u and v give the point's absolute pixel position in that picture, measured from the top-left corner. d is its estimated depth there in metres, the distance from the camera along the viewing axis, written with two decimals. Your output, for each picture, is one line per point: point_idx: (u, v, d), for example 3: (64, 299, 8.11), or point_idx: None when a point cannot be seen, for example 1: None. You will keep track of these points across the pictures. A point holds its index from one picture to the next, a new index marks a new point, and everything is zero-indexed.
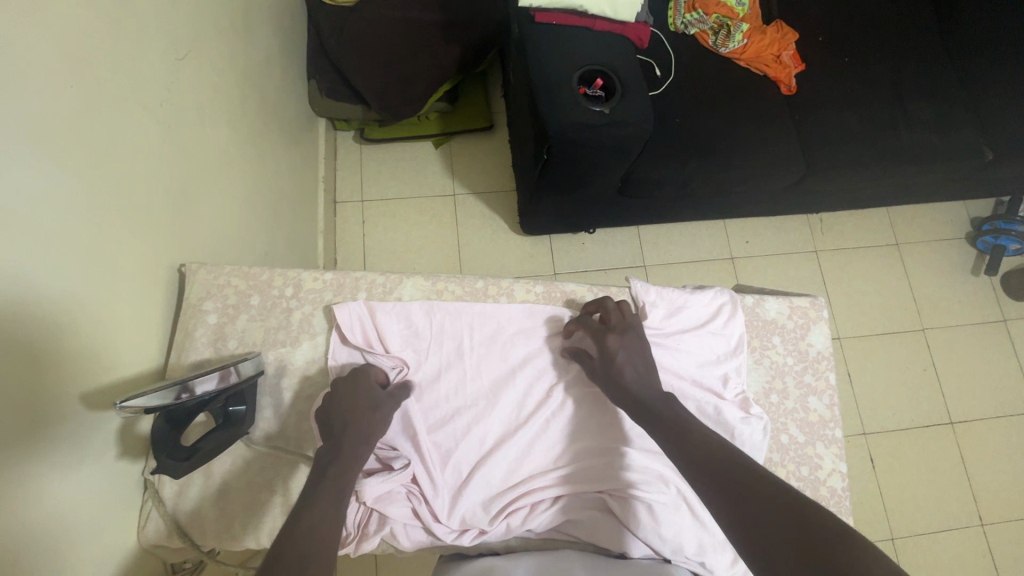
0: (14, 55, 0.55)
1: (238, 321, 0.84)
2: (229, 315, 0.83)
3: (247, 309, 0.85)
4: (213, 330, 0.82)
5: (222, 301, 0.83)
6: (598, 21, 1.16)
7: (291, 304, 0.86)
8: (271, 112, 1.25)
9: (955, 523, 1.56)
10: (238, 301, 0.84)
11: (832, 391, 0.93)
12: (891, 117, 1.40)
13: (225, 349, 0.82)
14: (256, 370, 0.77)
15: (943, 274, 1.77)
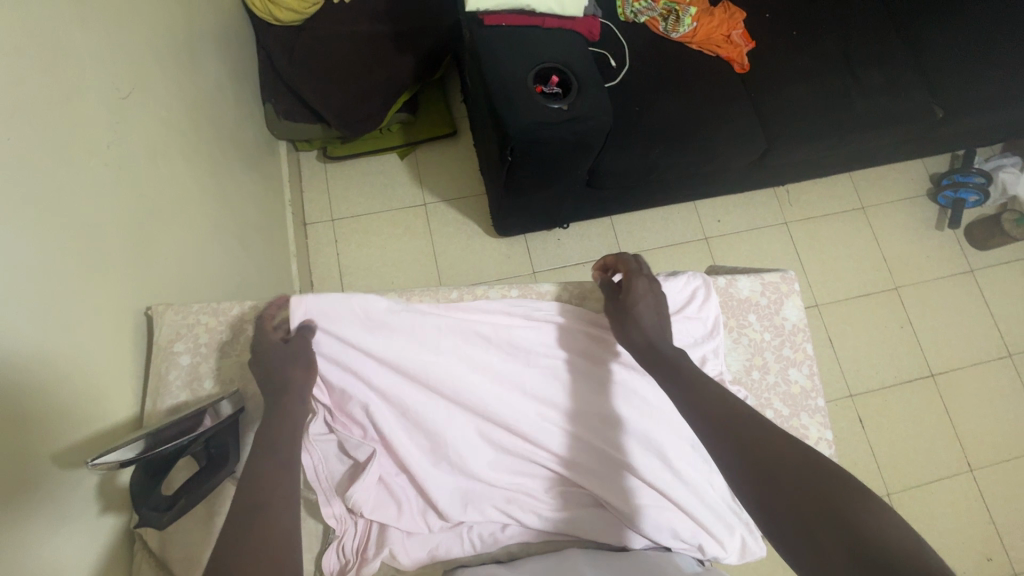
0: None
1: (212, 359, 0.82)
2: (202, 355, 0.82)
3: (220, 346, 0.83)
4: (187, 371, 0.80)
5: (192, 340, 0.81)
6: (548, 19, 1.15)
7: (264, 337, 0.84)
8: (228, 143, 1.23)
9: (946, 472, 1.61)
10: (210, 340, 0.83)
11: (811, 361, 0.94)
12: (842, 85, 1.43)
13: (201, 389, 0.80)
14: (235, 408, 0.76)
15: (904, 238, 1.80)
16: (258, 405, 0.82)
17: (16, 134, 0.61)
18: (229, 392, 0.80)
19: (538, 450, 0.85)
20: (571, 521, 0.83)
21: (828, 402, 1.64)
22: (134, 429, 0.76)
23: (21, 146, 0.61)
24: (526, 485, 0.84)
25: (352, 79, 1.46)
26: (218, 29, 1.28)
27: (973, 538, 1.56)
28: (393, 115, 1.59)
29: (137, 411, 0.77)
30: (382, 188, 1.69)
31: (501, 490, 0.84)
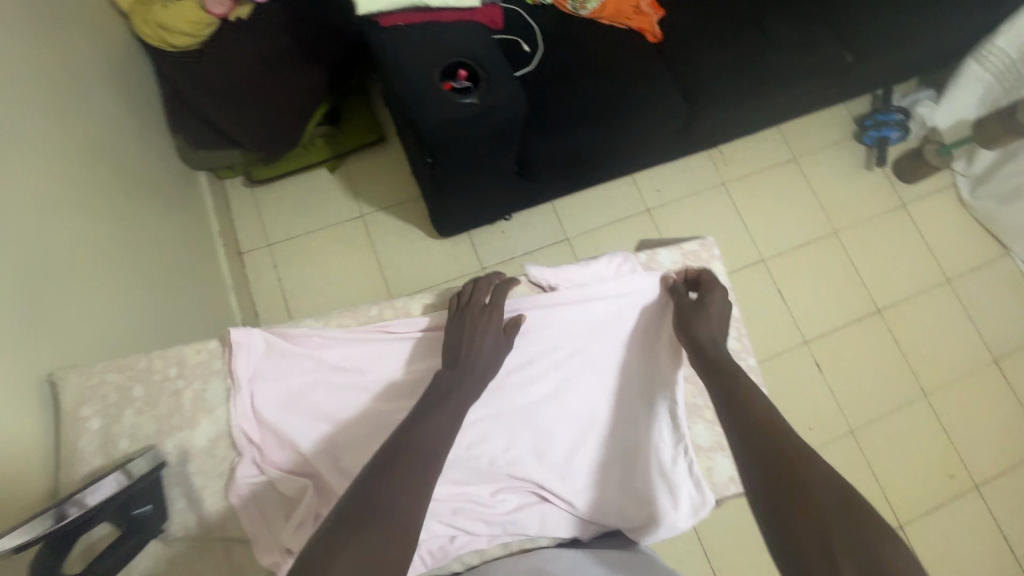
0: None
1: (125, 417, 0.76)
2: (113, 414, 0.75)
3: (131, 404, 0.76)
4: (99, 436, 0.74)
5: (100, 401, 0.74)
6: (445, 14, 1.13)
7: (178, 385, 0.78)
8: (135, 182, 1.17)
9: (902, 401, 1.67)
10: (119, 398, 0.76)
11: (739, 323, 0.96)
12: (754, 41, 1.44)
13: (116, 452, 0.74)
14: (154, 463, 0.72)
15: (837, 182, 1.85)
16: (181, 456, 0.76)
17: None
18: (145, 450, 0.74)
19: (478, 454, 0.81)
20: (523, 521, 0.82)
21: (761, 360, 1.67)
22: (45, 507, 0.70)
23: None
24: (477, 491, 0.81)
25: (261, 97, 1.40)
26: (103, 60, 1.19)
27: (934, 459, 1.63)
28: (310, 130, 1.54)
29: (49, 487, 0.72)
30: (314, 206, 1.64)
31: (447, 500, 0.79)
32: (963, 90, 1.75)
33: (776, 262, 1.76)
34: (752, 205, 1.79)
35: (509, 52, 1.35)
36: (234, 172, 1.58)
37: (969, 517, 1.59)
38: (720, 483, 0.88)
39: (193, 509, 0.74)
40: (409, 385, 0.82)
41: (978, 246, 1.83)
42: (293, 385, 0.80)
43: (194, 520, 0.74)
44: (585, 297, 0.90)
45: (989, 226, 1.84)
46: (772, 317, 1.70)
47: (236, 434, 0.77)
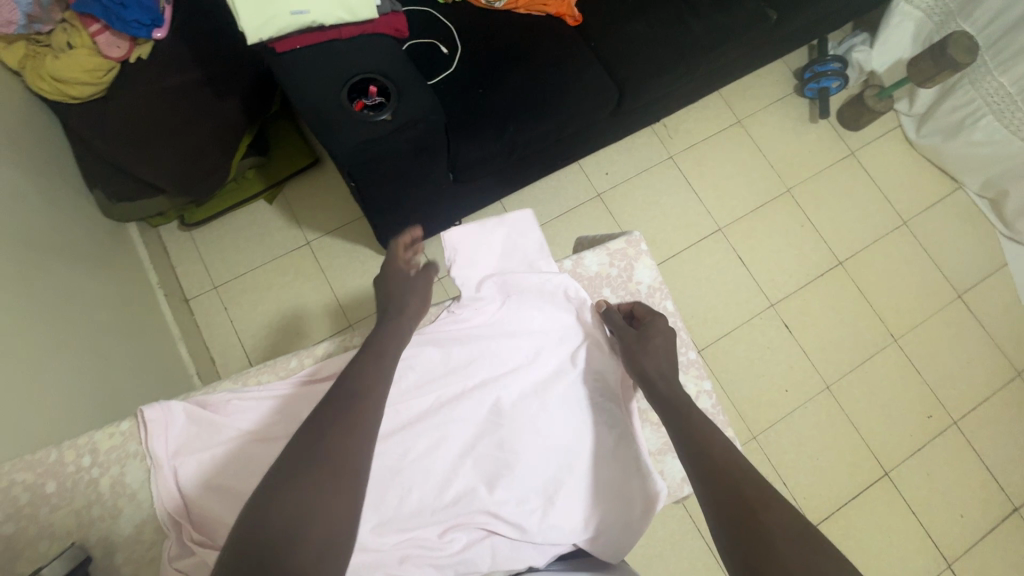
0: None
1: (41, 517, 0.68)
2: (27, 516, 0.68)
3: (45, 501, 0.69)
4: (13, 541, 0.67)
5: (11, 504, 0.67)
6: (344, 29, 1.07)
7: (94, 474, 0.70)
8: (44, 247, 1.09)
9: (874, 349, 1.67)
10: (31, 498, 0.68)
11: (675, 317, 0.95)
12: (675, 11, 1.41)
13: (35, 557, 0.67)
14: (80, 556, 0.65)
15: (785, 139, 1.82)
16: (108, 548, 0.69)
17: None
18: (64, 549, 0.67)
19: (426, 489, 0.77)
20: (477, 556, 0.77)
21: (701, 350, 1.62)
22: None
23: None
24: (426, 533, 0.76)
25: (174, 137, 1.32)
26: None
27: (912, 401, 1.63)
28: (236, 166, 1.46)
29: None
30: (254, 240, 1.58)
31: (394, 549, 0.74)
32: (894, 31, 1.74)
33: (733, 229, 1.73)
34: (702, 176, 1.76)
35: (427, 55, 1.30)
36: (164, 219, 1.50)
37: (954, 454, 1.60)
38: (673, 487, 0.91)
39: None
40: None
41: (930, 184, 1.82)
42: (218, 455, 0.72)
43: None
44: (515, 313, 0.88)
45: (937, 163, 1.83)
46: (736, 285, 1.68)
47: (160, 516, 0.70)
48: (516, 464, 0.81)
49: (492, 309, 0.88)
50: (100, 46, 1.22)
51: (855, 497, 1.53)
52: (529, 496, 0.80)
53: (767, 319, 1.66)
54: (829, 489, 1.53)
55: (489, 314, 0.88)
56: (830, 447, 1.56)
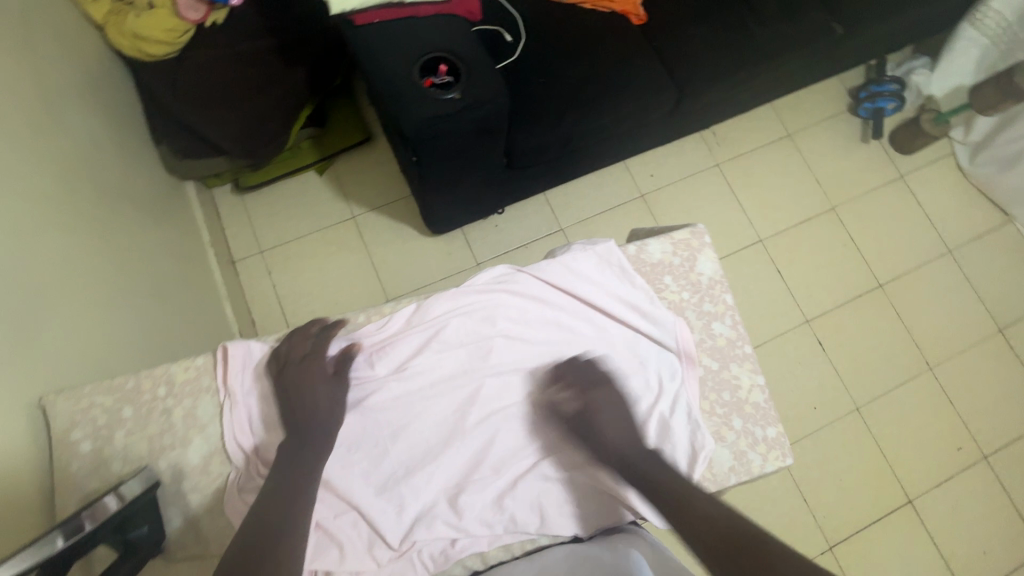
0: None
1: (116, 439, 0.71)
2: (105, 437, 0.71)
3: (122, 425, 0.72)
4: (91, 459, 0.70)
5: (90, 424, 0.70)
6: (421, 8, 1.10)
7: (168, 404, 0.73)
8: (115, 195, 1.14)
9: (908, 374, 1.65)
10: (109, 420, 0.71)
11: (734, 311, 0.82)
12: (739, 19, 1.41)
13: (111, 475, 0.70)
14: (156, 479, 0.69)
15: (835, 157, 1.81)
16: (175, 476, 0.72)
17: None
18: (138, 471, 0.70)
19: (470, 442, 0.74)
20: (521, 514, 0.72)
21: None
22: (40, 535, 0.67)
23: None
24: (477, 483, 0.73)
25: (240, 102, 1.37)
26: (79, 70, 1.17)
27: (942, 432, 1.61)
28: (293, 135, 1.50)
29: (45, 513, 0.69)
30: (304, 210, 1.62)
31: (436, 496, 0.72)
32: (957, 56, 1.71)
33: (774, 243, 1.72)
34: (749, 187, 1.76)
35: (491, 42, 1.32)
36: (219, 181, 1.55)
37: (982, 488, 1.57)
38: (718, 476, 0.74)
39: (192, 527, 0.71)
40: (403, 379, 0.75)
41: (979, 214, 1.80)
42: None
43: (194, 538, 0.70)
44: (575, 269, 0.79)
45: (989, 193, 1.80)
46: (774, 298, 1.68)
47: (229, 447, 0.73)
48: (568, 429, 0.75)
49: (544, 262, 0.80)
50: (179, 8, 1.29)
51: (878, 521, 1.51)
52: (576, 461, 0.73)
53: (801, 335, 1.65)
54: (852, 511, 1.51)
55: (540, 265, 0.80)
56: (856, 470, 1.55)
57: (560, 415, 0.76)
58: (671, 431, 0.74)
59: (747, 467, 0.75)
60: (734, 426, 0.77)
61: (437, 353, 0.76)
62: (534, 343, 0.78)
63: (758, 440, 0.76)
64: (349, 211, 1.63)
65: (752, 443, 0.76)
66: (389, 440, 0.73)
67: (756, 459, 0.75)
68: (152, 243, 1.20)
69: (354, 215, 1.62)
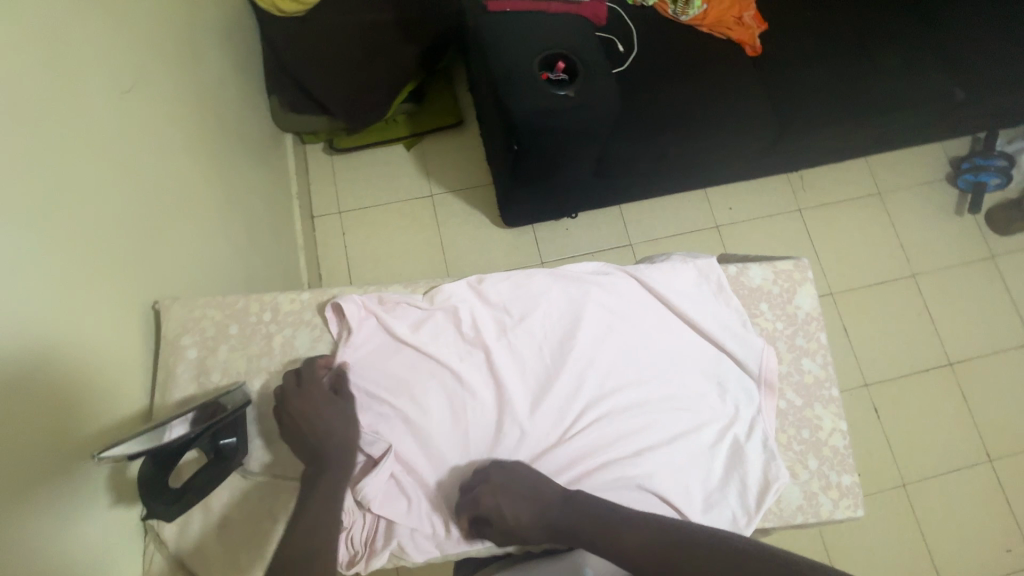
0: None
1: (219, 351, 0.77)
2: (209, 347, 0.77)
3: (226, 339, 0.78)
4: (195, 365, 0.75)
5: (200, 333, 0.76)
6: (552, 5, 1.13)
7: (272, 329, 0.79)
8: (232, 133, 1.21)
9: (964, 461, 1.56)
10: (217, 333, 0.78)
11: (827, 350, 0.83)
12: (856, 67, 1.38)
13: (210, 383, 0.75)
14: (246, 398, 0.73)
15: (926, 224, 1.74)
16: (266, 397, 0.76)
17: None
18: (235, 384, 0.76)
19: (544, 425, 0.77)
20: None
21: None
22: (140, 425, 0.73)
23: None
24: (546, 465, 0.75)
25: (354, 68, 1.44)
26: (222, 15, 1.26)
27: (992, 529, 1.51)
28: (394, 106, 1.55)
29: (147, 404, 0.74)
30: (385, 181, 1.67)
31: None
32: None
33: (844, 301, 1.67)
34: (828, 239, 1.72)
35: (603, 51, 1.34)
36: (314, 139, 1.63)
37: None
38: (786, 511, 0.75)
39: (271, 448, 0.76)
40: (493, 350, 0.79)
41: None
42: (391, 345, 0.78)
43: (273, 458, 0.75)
44: (676, 280, 0.83)
45: None
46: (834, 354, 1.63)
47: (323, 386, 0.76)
48: (640, 435, 0.76)
49: (645, 267, 0.84)
50: None
51: None
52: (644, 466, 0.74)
53: (857, 399, 1.59)
54: None
55: (639, 269, 0.84)
56: (892, 549, 1.48)
57: (634, 418, 0.77)
58: (743, 458, 0.76)
59: (815, 509, 0.76)
60: (808, 466, 0.78)
61: (528, 331, 0.80)
62: (621, 344, 0.80)
63: (831, 484, 0.76)
64: (427, 189, 1.67)
65: (825, 486, 0.77)
66: (470, 408, 0.77)
67: (826, 503, 0.76)
68: (253, 185, 1.27)
69: (433, 193, 1.66)
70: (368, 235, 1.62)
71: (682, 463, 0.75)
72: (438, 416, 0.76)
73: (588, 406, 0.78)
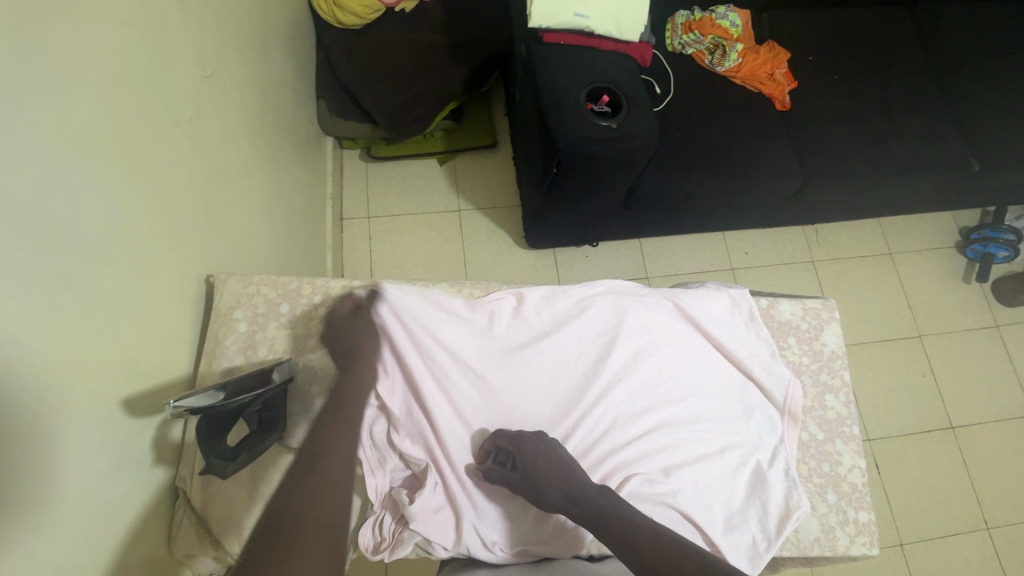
0: (93, 94, 0.60)
1: (268, 328, 0.83)
2: (259, 323, 0.83)
3: (276, 317, 0.84)
4: (243, 337, 0.81)
5: (251, 308, 0.82)
6: (605, 42, 1.20)
7: (320, 311, 0.85)
8: (286, 129, 1.27)
9: (962, 525, 1.56)
10: (268, 310, 0.84)
11: (849, 389, 0.89)
12: (879, 130, 1.45)
13: (256, 356, 0.81)
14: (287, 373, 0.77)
15: (934, 288, 1.80)
16: (308, 377, 0.82)
17: (83, 56, 0.59)
18: (279, 361, 0.81)
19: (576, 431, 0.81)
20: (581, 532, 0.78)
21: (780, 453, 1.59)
22: (187, 389, 0.76)
23: (94, 73, 0.61)
24: None
25: (404, 82, 1.51)
26: (290, 21, 1.34)
27: None
28: (436, 122, 1.62)
29: (190, 371, 0.77)
30: (416, 192, 1.72)
31: None
32: None
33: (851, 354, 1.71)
34: (838, 293, 1.76)
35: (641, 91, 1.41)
36: (352, 144, 1.69)
37: None
38: (803, 542, 0.81)
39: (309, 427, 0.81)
40: (533, 354, 0.84)
41: None
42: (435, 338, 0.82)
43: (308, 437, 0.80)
44: (710, 307, 0.89)
45: None
46: None
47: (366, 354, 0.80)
48: (666, 451, 0.82)
49: (682, 293, 0.90)
50: None
51: None
52: (669, 480, 0.80)
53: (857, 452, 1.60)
54: None
55: (675, 292, 0.90)
56: None
57: (662, 435, 0.83)
58: (768, 484, 0.82)
59: (833, 544, 0.82)
60: (827, 499, 0.84)
61: (568, 339, 0.85)
62: (653, 362, 0.86)
63: (849, 519, 0.83)
64: (455, 204, 1.72)
65: (842, 521, 0.83)
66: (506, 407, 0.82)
67: (843, 538, 0.82)
68: (298, 181, 1.33)
69: (461, 209, 1.71)
70: (395, 241, 1.67)
71: (703, 484, 0.81)
72: (474, 411, 0.81)
73: (618, 417, 0.83)
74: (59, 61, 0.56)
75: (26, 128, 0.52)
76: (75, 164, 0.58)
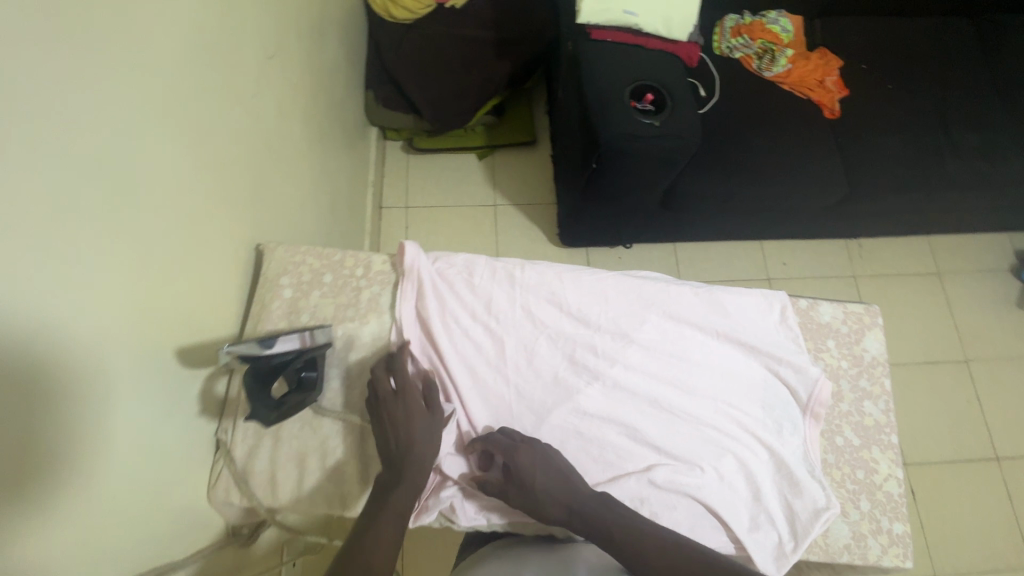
0: (169, 63, 0.65)
1: (312, 296, 0.86)
2: (304, 291, 0.86)
3: (319, 286, 0.87)
4: (288, 303, 0.84)
5: (298, 277, 0.86)
6: (652, 40, 1.21)
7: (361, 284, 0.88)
8: (336, 114, 1.32)
9: (1004, 562, 1.48)
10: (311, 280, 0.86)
11: (889, 396, 0.87)
12: (934, 141, 1.41)
13: (298, 322, 0.84)
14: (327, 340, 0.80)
15: (985, 311, 1.71)
16: (345, 343, 0.84)
17: (162, 27, 0.64)
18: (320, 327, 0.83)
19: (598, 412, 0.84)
20: None
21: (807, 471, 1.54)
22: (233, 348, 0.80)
23: (172, 43, 0.66)
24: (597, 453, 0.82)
25: (450, 75, 1.55)
26: (346, 11, 1.39)
27: None
28: (479, 115, 1.65)
29: (236, 332, 0.81)
30: (455, 184, 1.75)
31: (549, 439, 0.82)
32: None
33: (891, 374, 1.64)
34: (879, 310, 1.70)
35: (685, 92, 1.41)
36: (396, 135, 1.73)
37: None
38: (832, 547, 0.79)
39: (345, 393, 0.83)
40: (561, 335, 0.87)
41: None
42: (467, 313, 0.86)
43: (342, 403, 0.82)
44: (742, 303, 0.89)
45: None
46: None
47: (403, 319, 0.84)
48: (689, 442, 0.83)
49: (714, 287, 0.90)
50: None
51: None
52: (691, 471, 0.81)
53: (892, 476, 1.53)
54: None
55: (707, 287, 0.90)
56: None
57: (685, 426, 0.84)
58: (800, 486, 0.81)
59: (863, 553, 0.80)
60: (859, 507, 0.82)
61: (596, 323, 0.87)
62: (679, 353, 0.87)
63: (882, 529, 0.81)
64: (492, 198, 1.74)
65: (875, 530, 0.81)
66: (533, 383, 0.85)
67: (875, 547, 0.80)
68: (343, 165, 1.37)
69: (497, 202, 1.73)
70: (430, 231, 1.70)
71: (727, 479, 0.81)
72: (501, 384, 0.84)
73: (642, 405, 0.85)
74: (143, 30, 0.61)
75: (112, 88, 0.57)
76: (149, 127, 0.62)
